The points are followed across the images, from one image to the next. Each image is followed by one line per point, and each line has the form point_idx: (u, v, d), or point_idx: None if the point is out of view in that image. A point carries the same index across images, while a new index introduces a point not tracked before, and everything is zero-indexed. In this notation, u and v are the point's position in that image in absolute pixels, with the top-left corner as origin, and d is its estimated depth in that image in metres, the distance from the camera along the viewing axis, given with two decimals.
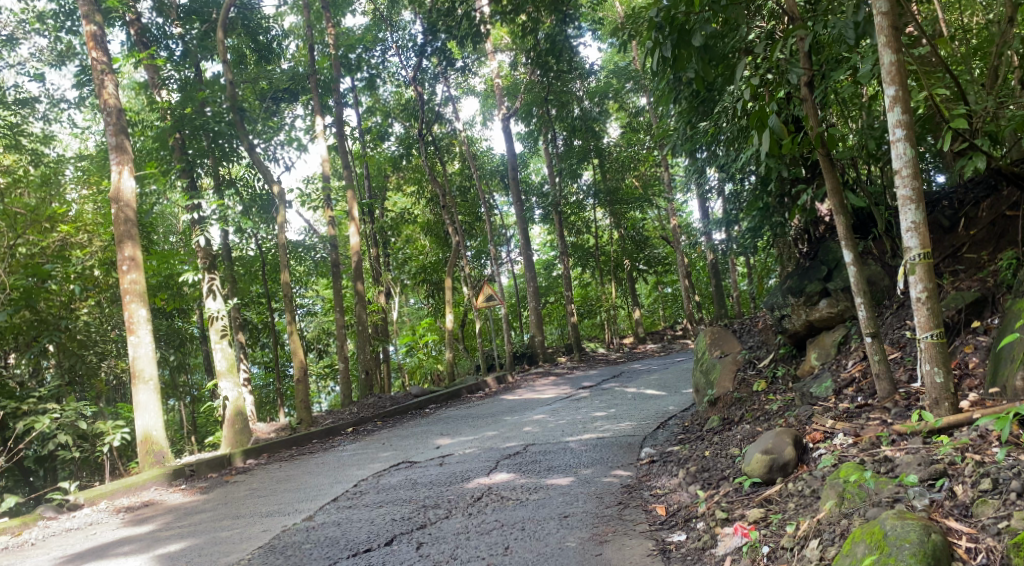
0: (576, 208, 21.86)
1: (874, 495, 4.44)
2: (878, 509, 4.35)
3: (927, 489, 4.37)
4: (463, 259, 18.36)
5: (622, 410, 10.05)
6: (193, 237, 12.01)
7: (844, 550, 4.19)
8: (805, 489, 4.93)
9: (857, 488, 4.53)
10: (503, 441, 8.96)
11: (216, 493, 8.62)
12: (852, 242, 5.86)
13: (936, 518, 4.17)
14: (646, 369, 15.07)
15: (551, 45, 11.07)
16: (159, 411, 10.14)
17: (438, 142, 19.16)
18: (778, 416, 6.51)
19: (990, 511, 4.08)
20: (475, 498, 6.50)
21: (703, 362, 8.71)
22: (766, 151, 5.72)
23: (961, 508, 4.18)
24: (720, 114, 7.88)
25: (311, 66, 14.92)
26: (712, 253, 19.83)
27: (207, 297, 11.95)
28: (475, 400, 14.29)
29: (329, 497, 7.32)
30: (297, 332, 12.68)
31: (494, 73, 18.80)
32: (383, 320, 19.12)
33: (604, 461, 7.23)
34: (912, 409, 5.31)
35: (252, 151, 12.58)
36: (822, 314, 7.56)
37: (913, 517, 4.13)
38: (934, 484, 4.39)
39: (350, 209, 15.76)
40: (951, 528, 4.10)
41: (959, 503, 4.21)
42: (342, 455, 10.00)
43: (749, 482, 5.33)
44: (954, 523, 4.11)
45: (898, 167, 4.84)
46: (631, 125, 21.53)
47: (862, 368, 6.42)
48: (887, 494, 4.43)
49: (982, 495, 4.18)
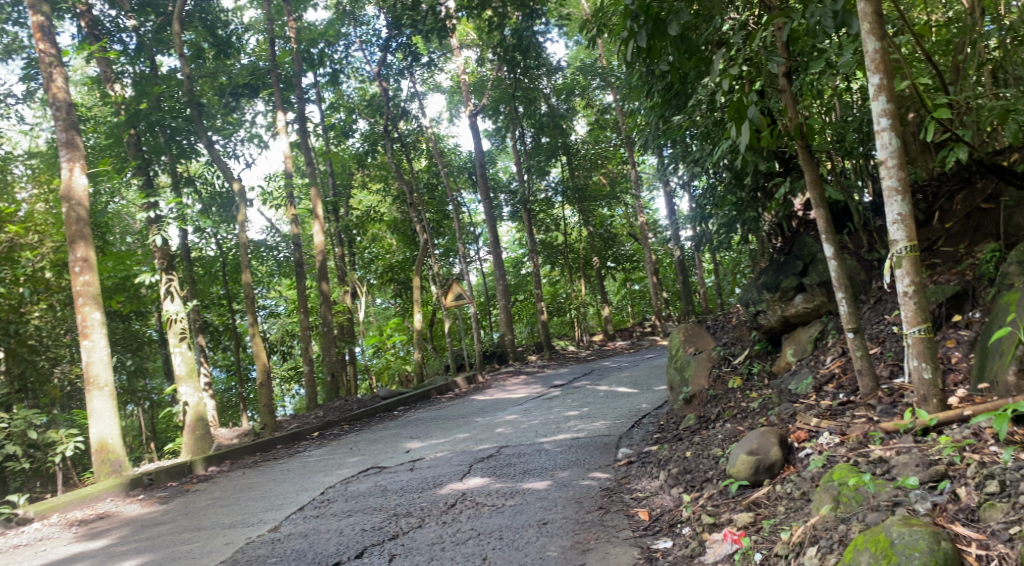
0: (544, 206, 21.68)
1: (873, 500, 4.31)
2: (877, 514, 4.20)
3: (928, 492, 4.23)
4: (431, 257, 18.07)
5: (596, 409, 9.87)
6: (150, 237, 11.58)
7: (846, 559, 4.04)
8: (794, 492, 4.80)
9: (853, 491, 4.39)
10: (475, 444, 8.73)
11: (175, 504, 8.28)
12: (832, 236, 5.73)
13: (942, 523, 4.03)
14: (618, 366, 14.96)
15: (517, 41, 10.81)
16: (115, 418, 9.71)
17: (404, 139, 18.84)
18: (759, 415, 6.37)
19: (1000, 516, 3.95)
20: (449, 505, 6.26)
21: (678, 359, 8.56)
22: (744, 143, 5.54)
23: (967, 512, 4.05)
24: (695, 106, 7.70)
25: (272, 61, 14.51)
26: (681, 250, 19.77)
27: (165, 299, 11.53)
28: (444, 401, 14.03)
29: (295, 506, 7.02)
30: (260, 335, 12.30)
31: (461, 69, 18.54)
32: (349, 320, 18.76)
33: (581, 463, 7.04)
34: (899, 406, 5.19)
35: (212, 147, 12.17)
36: (798, 310, 7.45)
37: (919, 523, 3.99)
38: (935, 487, 4.25)
39: (314, 208, 15.37)
40: (959, 534, 3.95)
41: (965, 507, 4.08)
42: (308, 461, 9.68)
43: (735, 485, 5.19)
44: (962, 529, 3.97)
45: (883, 157, 4.72)
46: (599, 122, 21.42)
47: (842, 364, 6.31)
48: (886, 497, 4.29)
49: (990, 499, 4.04)
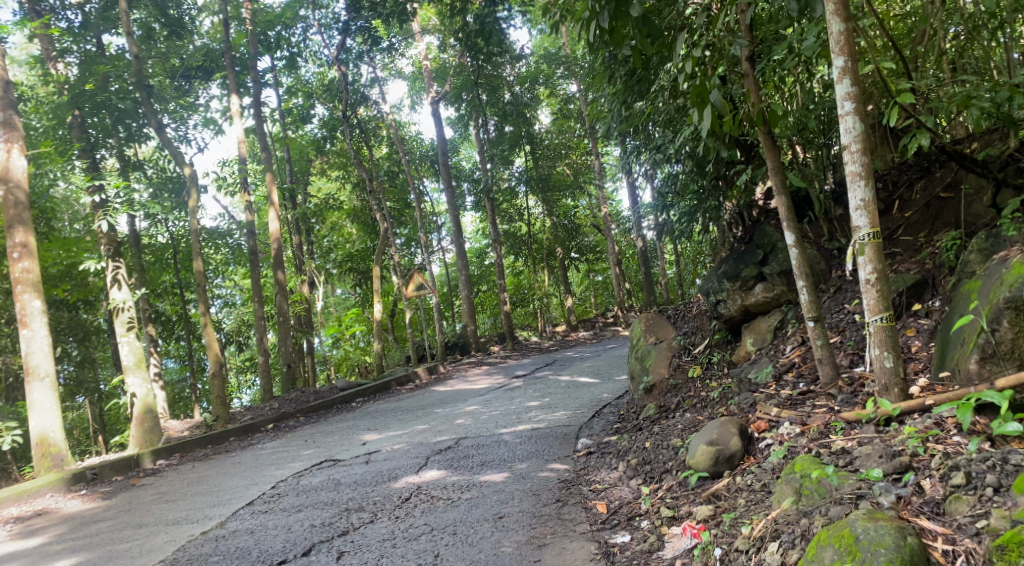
0: (507, 195, 21.48)
1: (836, 492, 4.22)
2: (840, 508, 4.11)
3: (892, 484, 4.15)
4: (392, 247, 17.74)
5: (556, 400, 9.73)
6: (95, 222, 11.15)
7: (809, 555, 3.95)
8: (755, 484, 4.72)
9: (816, 483, 4.31)
10: (433, 436, 8.53)
11: (119, 499, 7.97)
12: (794, 224, 5.65)
13: (908, 517, 3.97)
14: (580, 357, 14.86)
15: (479, 27, 10.60)
16: (57, 411, 9.32)
17: (364, 126, 18.47)
18: (719, 405, 6.28)
19: (966, 509, 3.88)
20: (402, 499, 6.07)
21: (638, 349, 8.45)
22: (706, 128, 5.41)
23: (932, 505, 3.99)
24: (656, 92, 7.57)
25: (226, 41, 14.07)
26: (643, 240, 19.70)
27: (112, 287, 11.11)
28: (404, 392, 13.80)
29: (243, 501, 6.77)
30: (212, 325, 11.94)
31: (422, 55, 18.20)
32: (307, 310, 18.39)
33: (540, 455, 6.89)
34: (859, 395, 5.13)
35: (162, 129, 11.74)
36: (757, 299, 7.38)
37: (884, 518, 3.91)
38: (899, 478, 4.17)
39: (270, 194, 14.95)
40: (925, 529, 3.89)
41: (929, 500, 4.01)
42: (260, 453, 9.40)
43: (695, 476, 5.09)
44: (928, 523, 3.92)
45: (846, 142, 4.63)
46: (562, 111, 21.33)
47: (802, 354, 6.24)
48: (849, 490, 4.21)
49: (956, 491, 3.97)
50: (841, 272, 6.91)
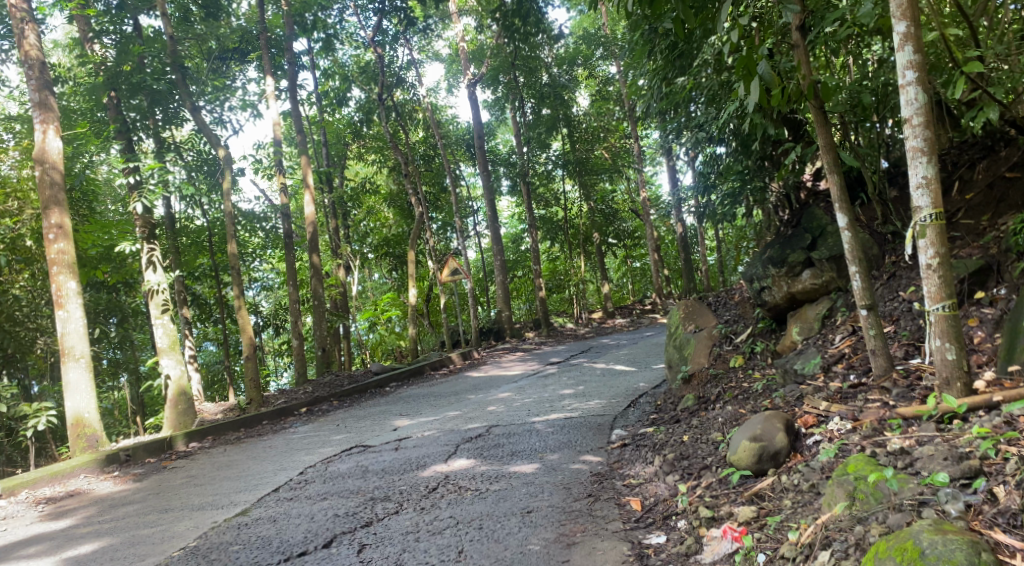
0: (544, 179, 21.18)
1: (895, 497, 3.92)
2: (901, 516, 3.80)
3: (961, 491, 3.82)
4: (427, 231, 17.55)
5: (591, 388, 9.46)
6: (131, 204, 11.16)
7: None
8: (802, 484, 4.41)
9: (870, 486, 4.02)
10: (465, 423, 8.34)
11: (149, 481, 7.92)
12: (847, 206, 5.29)
13: (979, 530, 3.64)
14: (616, 345, 14.56)
15: (516, 6, 10.29)
16: (92, 392, 9.33)
17: (400, 109, 18.29)
18: (762, 397, 5.97)
19: None
20: (429, 489, 5.88)
21: (677, 337, 8.14)
22: (753, 102, 5.08)
23: (1007, 516, 3.64)
24: (700, 67, 7.22)
25: (261, 22, 14.00)
26: (682, 225, 19.25)
27: (147, 269, 11.12)
28: (438, 377, 13.65)
29: (269, 488, 6.65)
30: (246, 307, 11.90)
31: (459, 36, 17.97)
32: (343, 295, 18.34)
33: (572, 446, 6.65)
34: (917, 390, 4.80)
35: (197, 110, 11.68)
36: (805, 286, 7.02)
37: (954, 530, 3.60)
38: (968, 485, 3.84)
39: (305, 176, 14.86)
40: (1000, 543, 3.56)
41: (1003, 510, 3.67)
42: (291, 438, 9.31)
43: (737, 475, 4.79)
44: (1003, 537, 3.58)
45: (907, 115, 4.27)
46: (601, 94, 20.95)
47: (852, 344, 5.89)
48: (909, 495, 3.89)
49: None
50: (896, 257, 6.54)
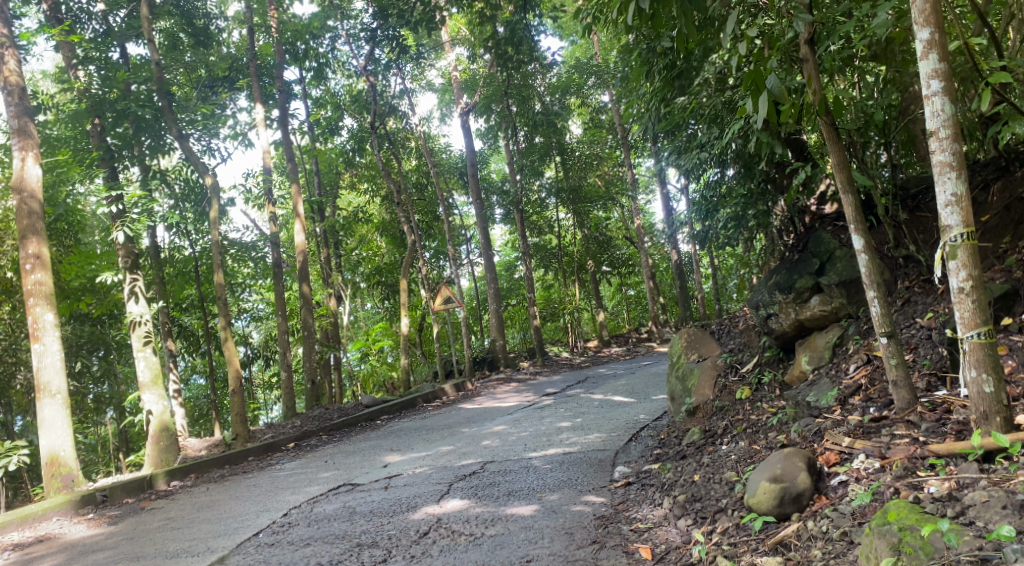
0: (537, 208, 20.88)
1: (950, 553, 3.56)
2: None
3: None
4: (420, 260, 17.18)
5: (589, 420, 9.08)
6: (112, 233, 10.80)
7: None
8: (832, 532, 4.07)
9: (919, 539, 3.65)
10: (458, 459, 7.94)
11: (125, 524, 7.51)
12: (863, 228, 4.99)
13: None
14: (612, 374, 14.16)
15: (509, 34, 10.01)
16: (68, 429, 8.86)
17: (392, 137, 18.02)
18: (776, 432, 5.64)
19: None
20: (421, 534, 5.51)
21: (680, 367, 7.82)
22: (762, 119, 4.78)
23: None
24: (700, 86, 6.96)
25: (251, 50, 13.76)
26: (676, 253, 18.95)
27: (129, 300, 10.74)
28: (431, 409, 13.23)
29: (250, 531, 6.25)
30: (232, 339, 11.50)
31: (451, 66, 17.85)
32: (333, 325, 17.92)
33: (574, 484, 6.29)
34: (948, 425, 4.48)
35: (183, 138, 11.36)
36: (813, 313, 6.69)
37: None
38: None
39: (295, 205, 14.54)
40: None
41: None
42: (277, 475, 8.88)
43: (757, 520, 4.44)
44: None
45: (933, 127, 4.00)
46: (595, 122, 20.79)
47: (869, 374, 5.56)
48: (968, 551, 3.54)
49: None
50: (909, 281, 6.28)
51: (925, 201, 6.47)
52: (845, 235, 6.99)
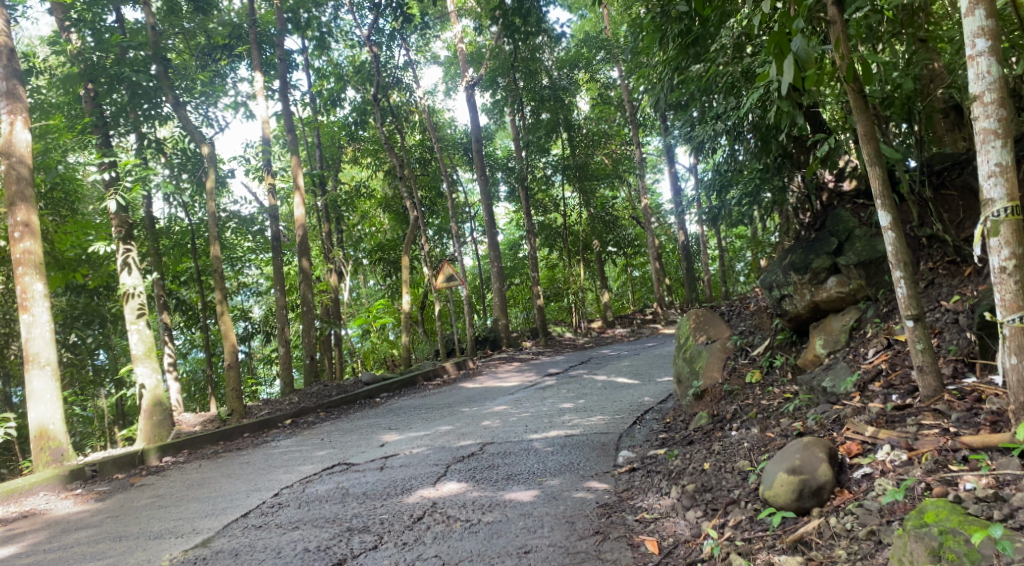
0: (543, 184, 20.48)
1: (1000, 562, 3.35)
2: None
3: None
4: (423, 236, 16.81)
5: (593, 402, 8.82)
6: (104, 202, 10.44)
7: None
8: (858, 530, 3.85)
9: (964, 545, 3.44)
10: (457, 440, 7.68)
11: (112, 501, 7.28)
12: (890, 203, 4.68)
13: None
14: (617, 355, 13.89)
15: (517, 6, 9.48)
16: (57, 401, 8.58)
17: (396, 111, 17.63)
18: (790, 419, 5.36)
19: None
20: (414, 518, 5.27)
21: (687, 349, 7.53)
22: (787, 84, 4.50)
23: None
24: (716, 53, 6.73)
25: (251, 17, 13.38)
26: (683, 233, 18.58)
27: (122, 271, 10.40)
28: (431, 388, 12.98)
29: (238, 512, 6.02)
30: (228, 313, 11.22)
31: (458, 38, 17.44)
32: (334, 300, 17.64)
33: (576, 468, 6.02)
34: (981, 415, 4.20)
35: (179, 105, 11.02)
36: (829, 294, 6.38)
37: None
38: None
39: (295, 177, 14.21)
40: None
41: None
42: (271, 453, 8.64)
43: (776, 515, 4.20)
44: None
45: (978, 91, 3.90)
46: (603, 98, 20.42)
47: (890, 359, 5.28)
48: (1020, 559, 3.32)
49: None
50: (932, 263, 5.97)
51: (951, 178, 6.12)
52: (864, 213, 6.68)
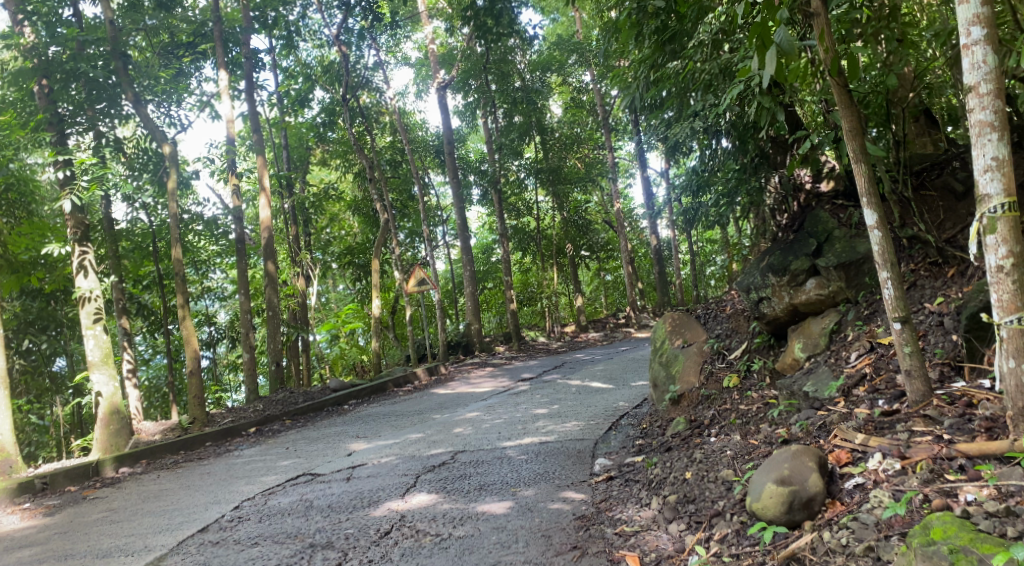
0: (515, 188, 20.25)
1: None
2: None
3: None
4: (393, 240, 16.44)
5: (567, 407, 8.61)
6: (58, 202, 9.99)
7: None
8: (854, 547, 3.73)
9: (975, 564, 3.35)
10: (427, 448, 7.41)
11: (62, 515, 6.92)
12: (875, 201, 4.53)
13: None
14: (590, 359, 13.71)
15: (489, 8, 9.16)
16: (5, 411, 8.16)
17: (365, 112, 17.31)
18: (773, 426, 5.19)
19: None
20: (381, 533, 5.02)
21: (662, 353, 7.34)
22: (770, 77, 4.33)
23: None
24: (694, 49, 6.56)
25: (217, 14, 13.03)
26: (655, 237, 18.44)
27: (78, 274, 9.94)
28: (401, 394, 12.67)
29: (194, 527, 5.73)
30: (189, 318, 10.82)
31: (429, 39, 17.17)
32: (302, 305, 17.23)
33: (551, 477, 5.81)
34: (974, 421, 4.15)
35: (139, 101, 10.63)
36: (808, 297, 6.23)
37: None
38: None
39: (262, 178, 13.85)
40: None
41: None
42: (233, 463, 8.30)
43: (767, 531, 4.06)
44: None
45: (974, 80, 3.91)
46: (575, 102, 20.29)
47: (873, 363, 5.13)
48: None
49: None
50: (913, 264, 5.85)
51: (930, 178, 6.02)
52: (843, 213, 6.55)
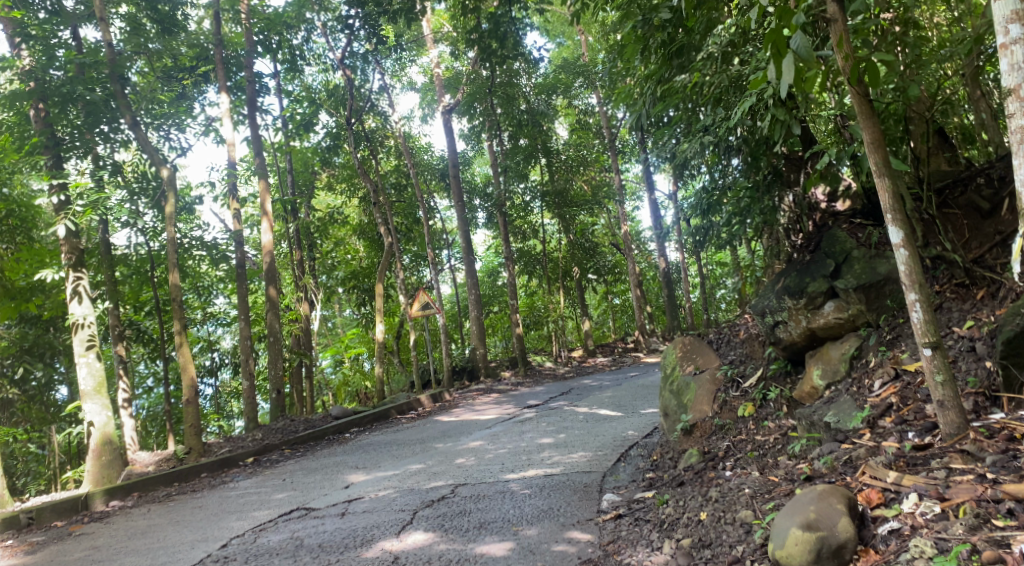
0: (521, 211, 19.93)
1: None
2: None
3: None
4: (397, 264, 16.09)
5: (574, 436, 8.24)
6: (52, 227, 9.72)
7: None
8: None
9: None
10: (427, 480, 7.07)
11: (43, 553, 6.60)
12: (901, 218, 4.22)
13: None
14: (598, 385, 13.30)
15: (493, 29, 8.83)
16: None
17: (369, 136, 17.06)
18: (794, 461, 4.86)
19: None
20: None
21: (672, 380, 6.98)
22: (787, 86, 4.05)
23: None
24: (702, 62, 6.31)
25: (218, 37, 12.84)
26: (664, 260, 18.06)
27: (71, 300, 9.65)
28: (404, 422, 12.28)
29: None
30: (186, 343, 10.52)
31: (434, 63, 16.97)
32: (304, 330, 16.90)
33: (555, 514, 5.47)
34: (1019, 459, 3.85)
35: (136, 124, 10.37)
36: (827, 320, 5.88)
37: None
38: None
39: (264, 203, 13.56)
40: None
41: None
42: (226, 496, 7.96)
43: None
44: None
45: (1014, 81, 3.69)
46: (581, 124, 20.06)
47: (900, 392, 4.80)
48: None
49: None
50: (938, 286, 5.51)
51: (953, 195, 5.72)
52: (861, 233, 6.23)
